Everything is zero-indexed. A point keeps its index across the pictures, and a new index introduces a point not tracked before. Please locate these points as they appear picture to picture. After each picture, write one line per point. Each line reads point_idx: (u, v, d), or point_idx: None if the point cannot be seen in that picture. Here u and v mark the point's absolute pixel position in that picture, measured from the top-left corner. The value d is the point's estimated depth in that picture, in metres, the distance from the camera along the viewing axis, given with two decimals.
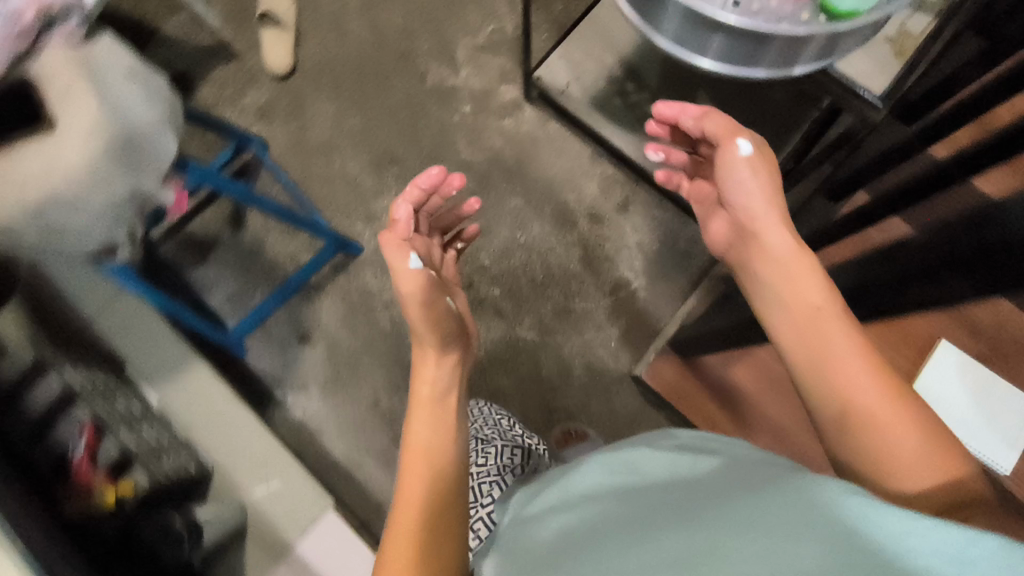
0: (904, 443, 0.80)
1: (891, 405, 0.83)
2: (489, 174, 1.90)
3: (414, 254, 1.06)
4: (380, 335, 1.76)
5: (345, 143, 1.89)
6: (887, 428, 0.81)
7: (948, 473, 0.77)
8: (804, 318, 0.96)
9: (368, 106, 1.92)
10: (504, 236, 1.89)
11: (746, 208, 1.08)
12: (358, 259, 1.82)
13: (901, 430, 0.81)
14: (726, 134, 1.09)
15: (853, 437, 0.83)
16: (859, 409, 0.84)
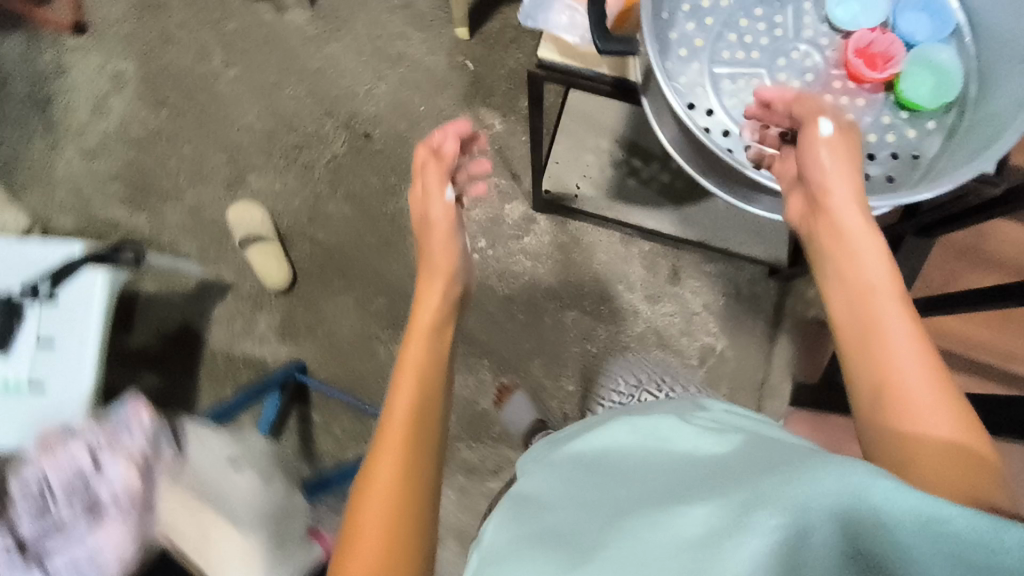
0: (949, 428, 0.68)
1: (939, 391, 0.70)
2: (531, 299, 1.82)
3: (451, 186, 1.07)
4: None
5: (379, 329, 1.79)
6: (940, 411, 0.69)
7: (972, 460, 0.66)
8: (864, 290, 0.78)
9: (384, 283, 1.81)
10: (575, 354, 1.79)
11: (824, 181, 0.83)
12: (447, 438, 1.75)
13: (954, 419, 0.68)
14: (808, 113, 0.86)
15: (895, 415, 0.70)
16: (908, 386, 0.71)
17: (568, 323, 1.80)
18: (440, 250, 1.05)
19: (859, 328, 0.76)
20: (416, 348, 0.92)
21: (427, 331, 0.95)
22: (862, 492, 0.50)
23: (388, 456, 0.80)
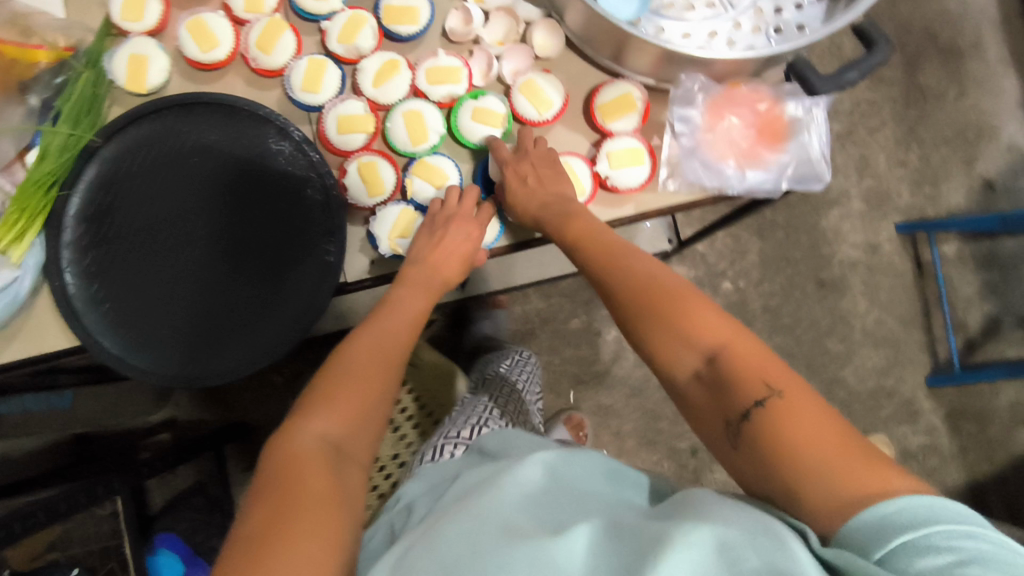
0: (704, 342, 0.60)
1: (696, 307, 0.62)
2: (807, 232, 1.56)
3: (406, 110, 0.77)
4: (958, 259, 1.57)
5: (903, 374, 1.54)
6: (694, 326, 0.61)
7: (752, 406, 0.54)
8: (610, 246, 0.69)
9: (843, 394, 1.53)
10: (859, 170, 1.58)
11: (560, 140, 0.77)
12: (928, 341, 1.56)
13: (714, 331, 0.60)
14: (518, 76, 0.78)
15: (635, 324, 0.65)
16: (661, 295, 0.64)
17: (884, 353, 1.54)
18: (448, 265, 0.76)
19: (580, 239, 0.70)
20: (399, 304, 0.73)
21: (439, 285, 0.76)
22: (735, 548, 0.44)
23: (417, 300, 0.74)
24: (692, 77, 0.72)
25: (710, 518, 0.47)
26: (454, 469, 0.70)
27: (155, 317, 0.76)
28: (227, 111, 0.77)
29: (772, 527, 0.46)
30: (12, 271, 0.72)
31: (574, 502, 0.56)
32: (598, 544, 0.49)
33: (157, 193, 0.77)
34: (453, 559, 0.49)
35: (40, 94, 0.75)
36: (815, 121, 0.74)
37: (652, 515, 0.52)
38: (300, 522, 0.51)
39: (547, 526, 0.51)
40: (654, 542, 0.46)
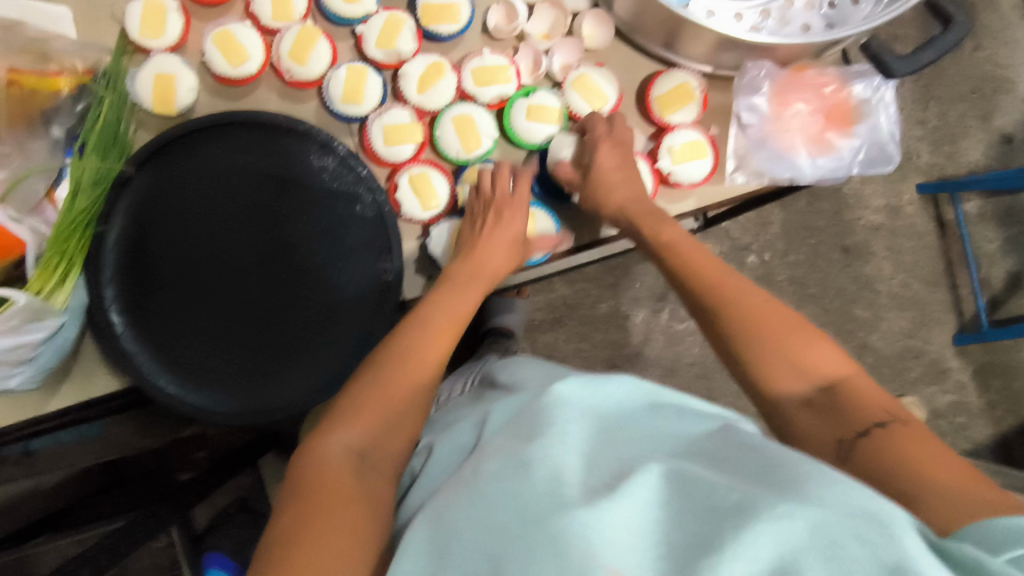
0: (819, 371, 0.58)
1: (817, 340, 0.60)
2: (829, 199, 1.54)
3: (453, 116, 0.73)
4: (978, 217, 1.57)
5: (929, 336, 1.54)
6: (809, 352, 0.59)
7: (870, 427, 0.53)
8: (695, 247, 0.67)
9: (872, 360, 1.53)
10: None
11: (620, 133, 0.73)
12: (952, 301, 1.56)
13: (832, 364, 0.59)
14: (569, 73, 0.74)
15: (739, 340, 0.61)
16: (772, 319, 0.61)
17: (910, 316, 1.55)
18: (494, 254, 0.70)
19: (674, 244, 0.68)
20: (443, 299, 0.66)
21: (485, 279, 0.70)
22: (823, 525, 0.40)
23: (467, 291, 0.68)
24: (756, 64, 0.70)
25: (799, 497, 0.42)
26: (466, 409, 0.68)
27: (207, 351, 0.73)
28: (265, 129, 0.73)
29: (866, 504, 0.42)
30: (58, 317, 0.65)
31: (623, 447, 0.51)
32: (660, 500, 0.44)
33: (196, 219, 0.73)
34: (492, 527, 0.44)
35: (65, 124, 0.69)
36: (883, 101, 0.72)
37: (725, 469, 0.47)
38: (328, 534, 0.46)
39: (601, 483, 0.46)
40: (736, 513, 0.41)
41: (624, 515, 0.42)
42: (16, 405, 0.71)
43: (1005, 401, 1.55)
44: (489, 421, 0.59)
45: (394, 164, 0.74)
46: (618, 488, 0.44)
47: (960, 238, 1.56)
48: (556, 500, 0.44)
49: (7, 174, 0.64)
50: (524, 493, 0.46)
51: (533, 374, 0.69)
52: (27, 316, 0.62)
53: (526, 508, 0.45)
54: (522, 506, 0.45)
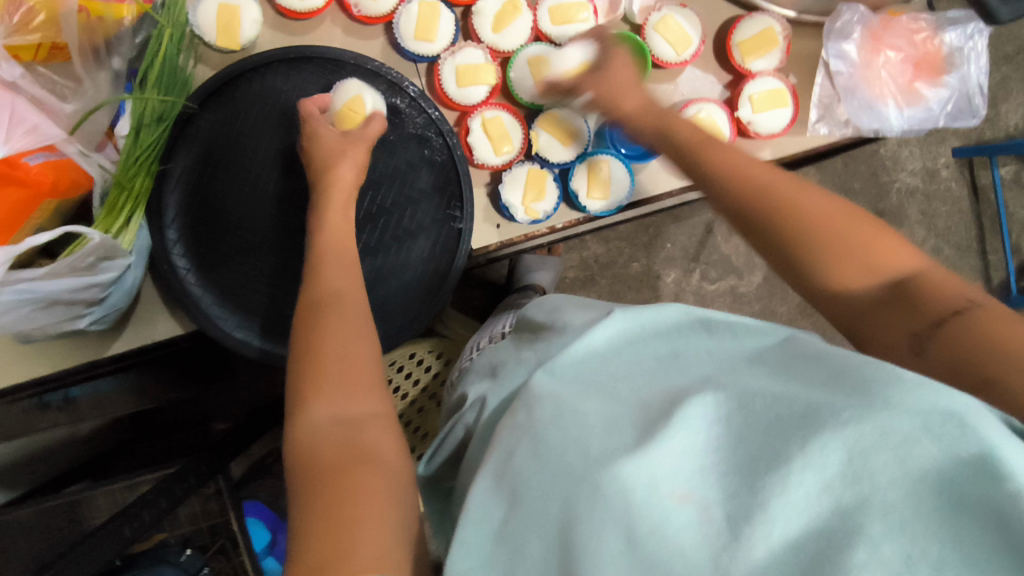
0: (891, 263, 0.49)
1: (872, 223, 0.51)
2: (864, 162, 1.52)
3: (529, 54, 0.70)
4: (1012, 182, 1.56)
5: None
6: (874, 246, 0.50)
7: (947, 317, 0.45)
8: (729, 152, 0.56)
9: None
10: None
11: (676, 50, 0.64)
12: (983, 265, 1.55)
13: (907, 258, 0.49)
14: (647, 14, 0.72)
15: (790, 248, 0.51)
16: (844, 219, 0.51)
17: None
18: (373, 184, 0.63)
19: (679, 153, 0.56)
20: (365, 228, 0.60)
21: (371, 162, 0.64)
22: (909, 425, 0.32)
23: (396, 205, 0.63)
24: (851, 8, 0.67)
25: (886, 403, 0.33)
26: (507, 349, 0.61)
27: (271, 294, 0.71)
28: (331, 67, 0.71)
29: (945, 395, 0.33)
30: (127, 257, 0.64)
31: (670, 369, 0.44)
32: (722, 419, 0.37)
33: (253, 161, 0.71)
34: (544, 487, 0.38)
35: (125, 55, 0.65)
36: (975, 51, 0.70)
37: (789, 375, 0.39)
38: (359, 499, 0.42)
39: (650, 412, 0.39)
40: (804, 423, 0.35)
41: (681, 446, 0.36)
42: (75, 346, 0.70)
43: None
44: (527, 365, 0.52)
45: (465, 107, 0.72)
46: (668, 417, 0.37)
47: (994, 203, 1.54)
48: (607, 448, 0.38)
49: (77, 106, 0.60)
50: (576, 440, 0.39)
51: (573, 304, 0.59)
52: (100, 254, 0.60)
53: (573, 458, 0.39)
54: (567, 457, 0.39)
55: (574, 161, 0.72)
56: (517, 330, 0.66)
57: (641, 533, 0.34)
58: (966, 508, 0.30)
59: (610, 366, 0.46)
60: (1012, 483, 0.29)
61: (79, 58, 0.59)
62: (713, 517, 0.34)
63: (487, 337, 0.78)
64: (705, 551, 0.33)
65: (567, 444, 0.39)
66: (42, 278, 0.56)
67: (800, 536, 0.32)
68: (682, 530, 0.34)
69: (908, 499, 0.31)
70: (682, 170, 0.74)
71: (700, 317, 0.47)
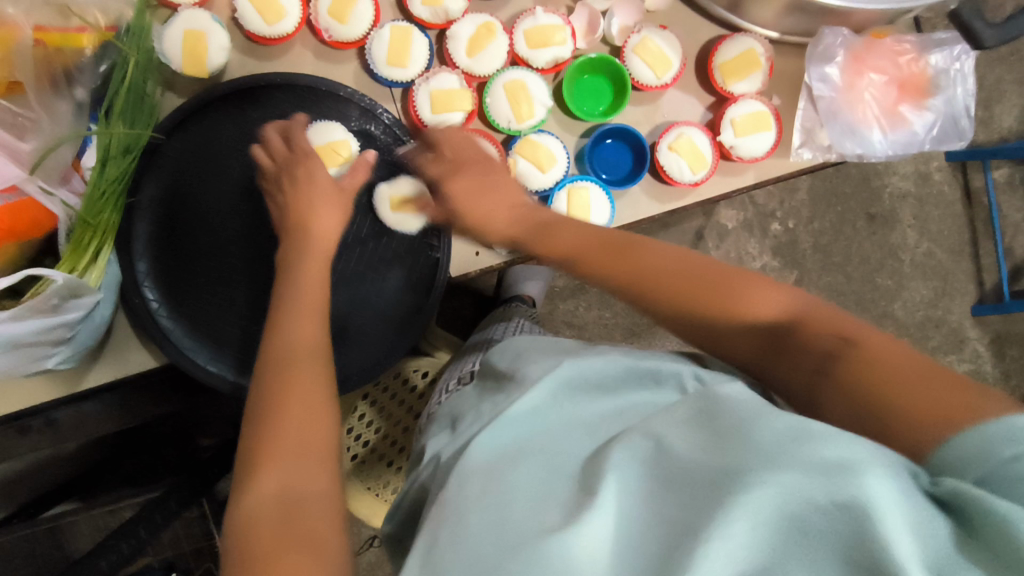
0: (757, 309, 0.50)
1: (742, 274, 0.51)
2: (856, 166, 1.50)
3: (506, 78, 0.69)
4: (1004, 186, 1.55)
5: (953, 304, 1.53)
6: (742, 291, 0.50)
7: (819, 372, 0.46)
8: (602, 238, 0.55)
9: (894, 329, 1.51)
10: None
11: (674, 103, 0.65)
12: (977, 270, 1.54)
13: (774, 302, 0.50)
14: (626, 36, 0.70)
15: (683, 319, 0.51)
16: (700, 277, 0.51)
17: (932, 284, 1.53)
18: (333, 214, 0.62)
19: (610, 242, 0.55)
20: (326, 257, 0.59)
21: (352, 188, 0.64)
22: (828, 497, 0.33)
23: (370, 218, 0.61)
24: (834, 31, 0.66)
25: (774, 461, 0.35)
26: (469, 395, 0.60)
27: (237, 323, 0.69)
28: (301, 92, 0.69)
29: (866, 456, 0.34)
30: (94, 295, 0.62)
31: (601, 433, 0.45)
32: (641, 493, 0.39)
33: (223, 188, 0.69)
34: (469, 557, 0.38)
35: (87, 84, 0.64)
36: (961, 72, 0.68)
37: (708, 429, 0.39)
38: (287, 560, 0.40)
39: (575, 482, 0.40)
40: (716, 494, 0.35)
41: (603, 525, 0.37)
42: (48, 380, 0.69)
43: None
44: (477, 417, 0.52)
45: None
46: (592, 492, 0.38)
47: (987, 206, 1.53)
48: (531, 525, 0.38)
49: (37, 143, 0.58)
50: (499, 515, 0.39)
51: (534, 350, 0.58)
52: (65, 294, 0.58)
53: (509, 532, 0.38)
54: (486, 536, 0.38)
55: (553, 187, 0.70)
56: (481, 375, 0.65)
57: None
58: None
59: (544, 419, 0.47)
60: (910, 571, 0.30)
61: (35, 91, 0.58)
62: None
63: (455, 378, 0.76)
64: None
65: (493, 511, 0.40)
66: (2, 321, 0.55)
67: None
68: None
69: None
70: (664, 195, 0.72)
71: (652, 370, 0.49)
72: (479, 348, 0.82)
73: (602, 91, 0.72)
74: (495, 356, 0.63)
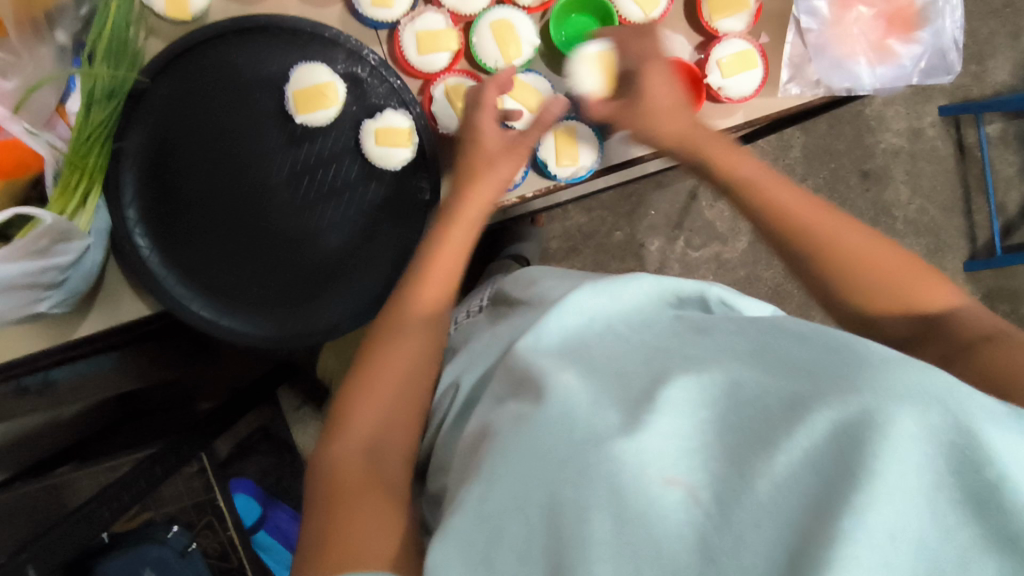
0: (928, 300, 0.52)
1: (914, 269, 0.53)
2: (849, 123, 1.50)
3: (491, 18, 0.69)
4: (996, 143, 1.55)
5: (945, 260, 1.54)
6: (916, 284, 0.53)
7: (978, 341, 0.48)
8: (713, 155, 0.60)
9: None
10: None
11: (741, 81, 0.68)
12: (968, 227, 1.54)
13: (941, 295, 0.52)
14: None
15: (789, 234, 0.55)
16: (801, 211, 0.55)
17: (925, 241, 1.53)
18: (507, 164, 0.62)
19: (750, 186, 0.57)
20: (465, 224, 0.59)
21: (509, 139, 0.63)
22: (909, 399, 0.32)
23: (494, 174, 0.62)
24: None
25: (857, 384, 0.33)
26: (481, 326, 0.62)
27: (249, 275, 0.70)
28: (288, 36, 0.69)
29: (956, 386, 0.33)
30: (84, 239, 0.62)
31: (646, 352, 0.43)
32: (706, 402, 0.37)
33: (209, 134, 0.69)
34: (539, 472, 0.37)
35: (68, 28, 0.63)
36: (949, 4, 0.69)
37: (773, 360, 0.39)
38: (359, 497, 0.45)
39: (632, 394, 0.39)
40: (791, 410, 0.34)
41: (662, 427, 0.35)
42: (40, 329, 0.69)
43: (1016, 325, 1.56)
44: (503, 340, 0.52)
45: (428, 74, 0.71)
46: (649, 400, 0.37)
47: (980, 161, 1.53)
48: (592, 424, 0.38)
49: (20, 81, 0.59)
50: (561, 423, 0.39)
51: (549, 279, 0.59)
52: (54, 237, 0.58)
53: (580, 435, 0.38)
54: (554, 438, 0.38)
55: None
56: (492, 306, 0.67)
57: (629, 514, 0.33)
58: (968, 500, 0.29)
59: (590, 340, 0.46)
60: (992, 468, 0.29)
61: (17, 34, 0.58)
62: (699, 500, 0.33)
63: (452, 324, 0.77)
64: (689, 540, 0.32)
65: (557, 430, 0.39)
66: None
67: (788, 515, 0.31)
68: (671, 511, 0.33)
69: (920, 492, 0.30)
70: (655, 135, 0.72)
71: (673, 293, 0.50)
72: (481, 293, 0.81)
73: (590, 31, 0.72)
74: (512, 288, 0.65)
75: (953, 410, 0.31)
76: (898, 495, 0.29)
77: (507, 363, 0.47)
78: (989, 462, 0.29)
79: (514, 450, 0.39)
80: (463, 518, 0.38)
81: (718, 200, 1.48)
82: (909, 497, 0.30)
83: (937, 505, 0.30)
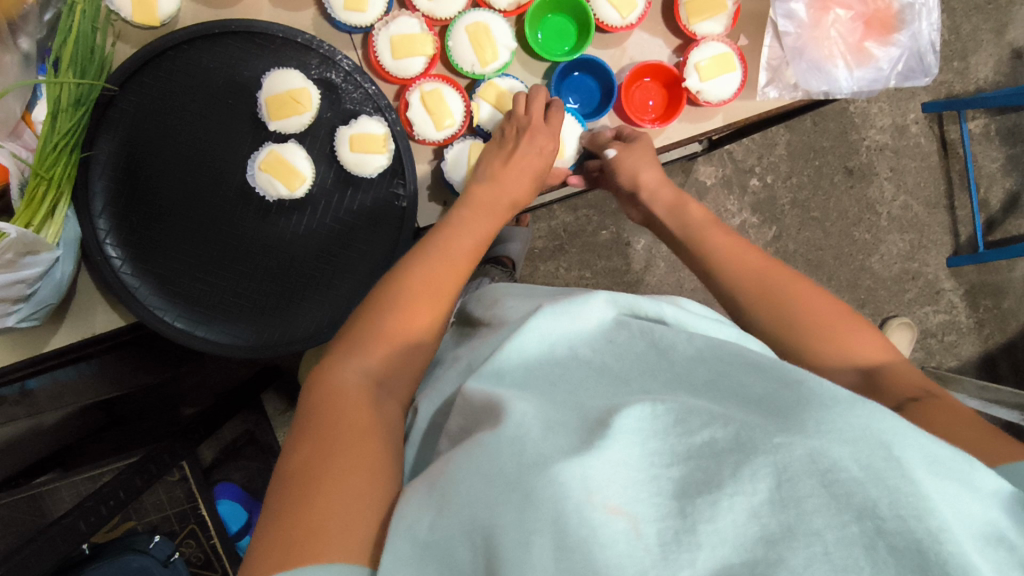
0: (861, 357, 0.51)
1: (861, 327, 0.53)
2: (833, 121, 1.50)
3: (467, 21, 0.68)
4: (978, 140, 1.55)
5: (928, 256, 1.55)
6: (847, 342, 0.52)
7: (906, 398, 0.47)
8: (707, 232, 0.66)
9: (871, 282, 1.53)
10: None
11: (716, 83, 0.68)
12: (952, 223, 1.55)
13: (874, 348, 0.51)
14: None
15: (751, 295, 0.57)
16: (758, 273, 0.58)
17: (909, 237, 1.54)
18: (519, 185, 0.67)
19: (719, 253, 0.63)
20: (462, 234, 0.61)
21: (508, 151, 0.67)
22: (848, 446, 0.33)
23: (480, 223, 0.63)
24: None
25: (804, 428, 0.34)
26: (445, 347, 0.61)
27: (216, 285, 0.69)
28: (260, 41, 0.67)
29: (899, 434, 0.34)
30: (53, 251, 0.61)
31: (605, 384, 0.42)
32: (655, 432, 0.36)
33: (174, 148, 0.67)
34: (484, 493, 0.35)
35: (32, 34, 0.62)
36: (925, 6, 0.69)
37: (731, 393, 0.39)
38: (339, 468, 0.42)
39: (587, 420, 0.38)
40: (737, 448, 0.34)
41: (613, 457, 0.34)
42: (9, 347, 0.68)
43: (999, 320, 1.56)
44: (462, 365, 0.50)
45: (404, 79, 0.70)
46: (604, 427, 0.36)
47: (963, 157, 1.53)
48: (543, 447, 0.36)
49: None
50: (513, 443, 0.37)
51: (514, 299, 0.57)
52: (21, 250, 0.57)
53: (528, 458, 0.36)
54: (503, 456, 0.36)
55: None
56: (458, 323, 0.66)
57: (570, 541, 0.32)
58: (910, 553, 0.29)
59: (547, 368, 0.45)
60: (934, 519, 0.30)
61: None
62: (643, 531, 0.33)
63: None
64: (630, 567, 0.31)
65: (510, 452, 0.36)
66: None
67: (724, 557, 0.31)
68: (610, 538, 0.32)
69: (860, 538, 0.30)
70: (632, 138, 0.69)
71: (630, 310, 0.48)
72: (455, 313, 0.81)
73: (566, 31, 0.72)
74: (475, 306, 0.63)
75: (896, 455, 0.33)
76: (836, 549, 0.30)
77: (464, 395, 0.44)
78: (930, 513, 0.30)
79: (458, 472, 0.37)
80: (402, 537, 0.37)
81: (702, 199, 1.47)
82: (844, 549, 0.30)
83: (876, 556, 0.30)
